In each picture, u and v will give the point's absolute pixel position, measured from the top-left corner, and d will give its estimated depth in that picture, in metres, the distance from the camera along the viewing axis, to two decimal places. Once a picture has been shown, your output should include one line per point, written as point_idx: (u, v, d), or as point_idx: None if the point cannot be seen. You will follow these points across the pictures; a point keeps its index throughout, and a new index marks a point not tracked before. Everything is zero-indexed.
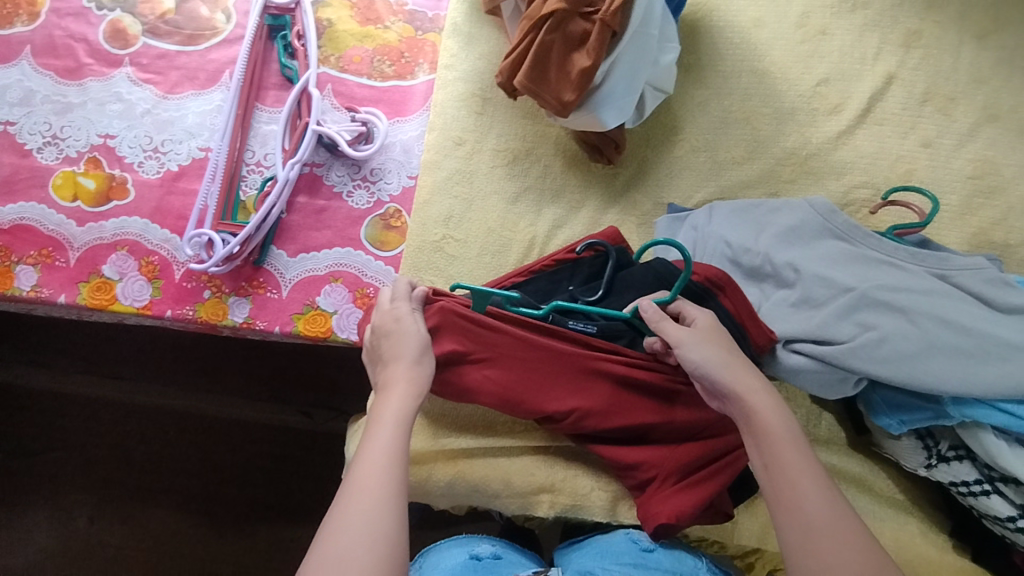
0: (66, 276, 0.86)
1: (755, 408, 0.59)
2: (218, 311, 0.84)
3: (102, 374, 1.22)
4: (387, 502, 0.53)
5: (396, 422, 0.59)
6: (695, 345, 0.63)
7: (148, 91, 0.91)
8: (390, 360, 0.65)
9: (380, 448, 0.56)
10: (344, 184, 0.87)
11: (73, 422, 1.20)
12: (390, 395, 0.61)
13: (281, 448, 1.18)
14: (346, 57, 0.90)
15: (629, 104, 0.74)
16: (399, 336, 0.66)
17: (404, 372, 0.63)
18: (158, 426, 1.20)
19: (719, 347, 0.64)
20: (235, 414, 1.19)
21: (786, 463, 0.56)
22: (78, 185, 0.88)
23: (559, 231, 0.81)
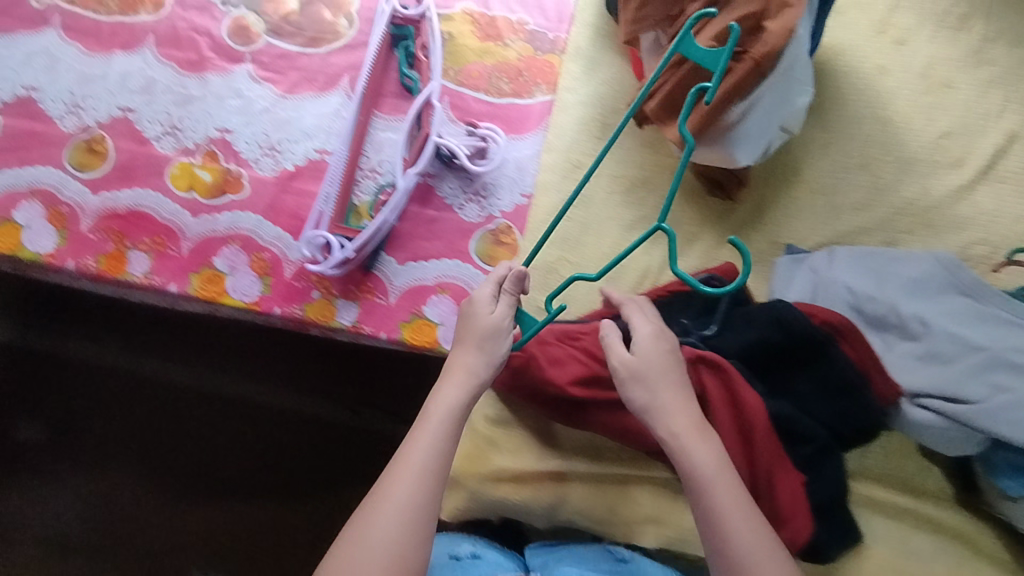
0: (178, 265, 0.88)
1: (688, 450, 0.63)
2: (326, 312, 0.86)
3: (152, 351, 1.19)
4: (417, 509, 0.59)
5: (448, 421, 0.64)
6: (643, 362, 0.67)
7: (267, 90, 0.92)
8: (464, 343, 0.69)
9: (418, 455, 0.61)
10: (456, 196, 0.88)
11: (119, 398, 1.18)
12: (451, 384, 0.66)
13: (319, 443, 1.15)
14: (465, 71, 0.91)
15: (761, 145, 0.74)
16: (473, 318, 0.69)
17: (476, 362, 0.68)
18: (201, 410, 1.17)
19: (671, 387, 0.66)
20: (278, 404, 1.17)
21: (715, 496, 0.60)
22: (195, 177, 0.90)
23: (672, 263, 0.82)
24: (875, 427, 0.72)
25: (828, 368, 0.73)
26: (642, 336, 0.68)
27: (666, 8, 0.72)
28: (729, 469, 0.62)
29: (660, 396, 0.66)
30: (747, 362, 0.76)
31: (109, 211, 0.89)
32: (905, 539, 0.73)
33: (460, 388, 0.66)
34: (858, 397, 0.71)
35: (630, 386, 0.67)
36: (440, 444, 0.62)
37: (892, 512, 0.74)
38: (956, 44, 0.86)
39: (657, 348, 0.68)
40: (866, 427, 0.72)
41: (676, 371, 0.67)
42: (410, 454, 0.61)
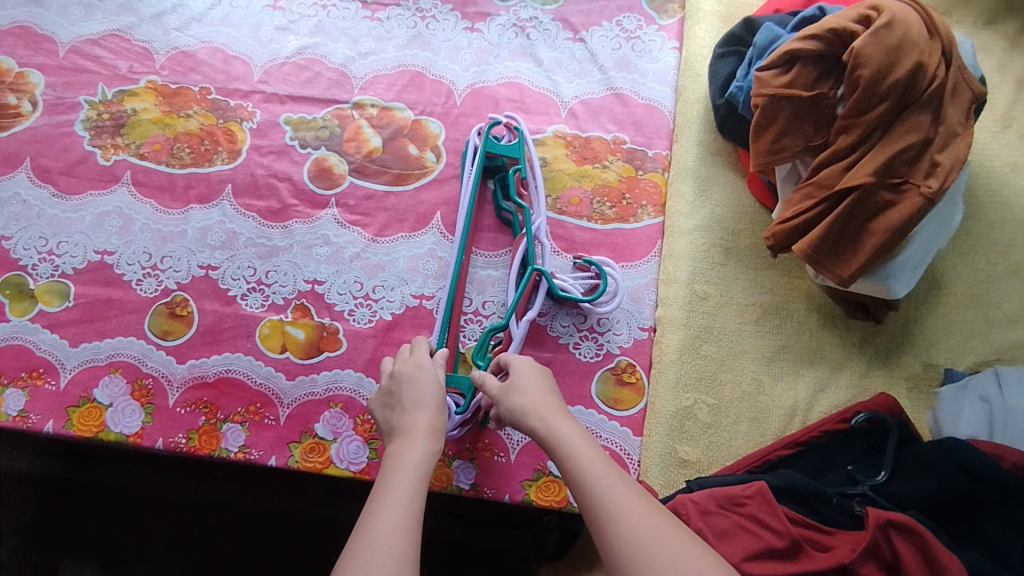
0: (275, 435, 0.81)
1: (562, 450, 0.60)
2: (441, 476, 0.78)
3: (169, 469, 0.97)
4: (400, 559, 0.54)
5: (418, 474, 0.61)
6: (521, 379, 0.67)
7: (355, 234, 0.87)
8: (412, 407, 0.68)
9: (396, 506, 0.57)
10: (569, 334, 0.82)
11: (124, 540, 0.94)
12: (412, 443, 0.64)
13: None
14: (564, 198, 0.86)
15: (919, 273, 0.69)
16: (415, 384, 0.70)
17: (426, 421, 0.66)
18: (222, 536, 0.94)
19: (536, 391, 0.66)
20: (324, 517, 0.95)
21: (605, 490, 0.57)
22: (287, 335, 0.84)
23: (820, 397, 0.75)
24: None
25: None
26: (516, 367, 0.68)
27: (807, 136, 0.68)
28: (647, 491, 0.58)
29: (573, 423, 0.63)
30: (929, 512, 0.67)
31: (197, 380, 0.83)
32: None
33: (421, 441, 0.64)
34: None
35: (507, 399, 0.66)
36: (408, 497, 0.59)
37: None
38: None
39: (538, 370, 0.69)
40: None
41: (550, 386, 0.67)
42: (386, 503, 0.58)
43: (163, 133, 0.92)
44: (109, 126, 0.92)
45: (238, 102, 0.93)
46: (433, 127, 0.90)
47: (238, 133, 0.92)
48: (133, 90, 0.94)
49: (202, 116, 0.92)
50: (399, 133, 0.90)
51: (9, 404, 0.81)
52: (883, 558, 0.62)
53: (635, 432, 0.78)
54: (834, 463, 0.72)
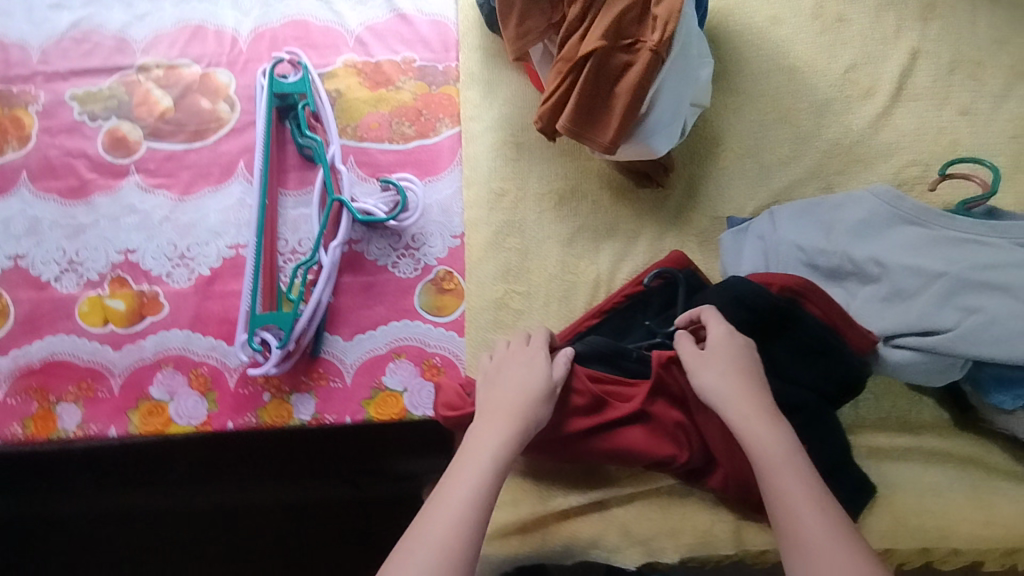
0: (112, 406, 0.81)
1: (747, 435, 0.59)
2: (283, 412, 0.80)
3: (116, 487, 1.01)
4: (455, 541, 0.53)
5: (492, 462, 0.59)
6: (700, 359, 0.65)
7: (161, 197, 0.86)
8: (504, 393, 0.66)
9: (460, 493, 0.56)
10: (386, 256, 0.84)
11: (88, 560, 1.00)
12: (491, 428, 0.62)
13: (299, 530, 1.01)
14: (362, 125, 0.87)
15: (677, 129, 0.72)
16: (523, 373, 0.67)
17: (514, 408, 0.64)
18: (165, 539, 1.00)
19: (728, 368, 0.64)
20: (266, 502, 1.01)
21: (792, 477, 0.56)
22: (107, 309, 0.83)
23: (622, 265, 0.79)
24: (859, 381, 0.68)
25: (798, 332, 0.70)
26: (732, 344, 0.66)
27: (547, 17, 0.70)
28: (799, 454, 0.58)
29: (708, 378, 0.64)
30: None
31: (24, 369, 0.82)
32: (918, 476, 0.73)
33: (500, 423, 0.62)
34: (836, 355, 0.68)
35: (698, 373, 0.65)
36: (482, 485, 0.57)
37: (898, 453, 0.74)
38: None
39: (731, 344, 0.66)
40: (852, 381, 0.68)
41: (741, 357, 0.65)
42: (450, 491, 0.56)
43: None
44: None
45: (19, 87, 0.90)
46: (221, 77, 0.89)
47: (24, 118, 0.89)
48: None
49: None
50: (189, 90, 0.89)
51: None
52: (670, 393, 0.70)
53: (460, 334, 0.81)
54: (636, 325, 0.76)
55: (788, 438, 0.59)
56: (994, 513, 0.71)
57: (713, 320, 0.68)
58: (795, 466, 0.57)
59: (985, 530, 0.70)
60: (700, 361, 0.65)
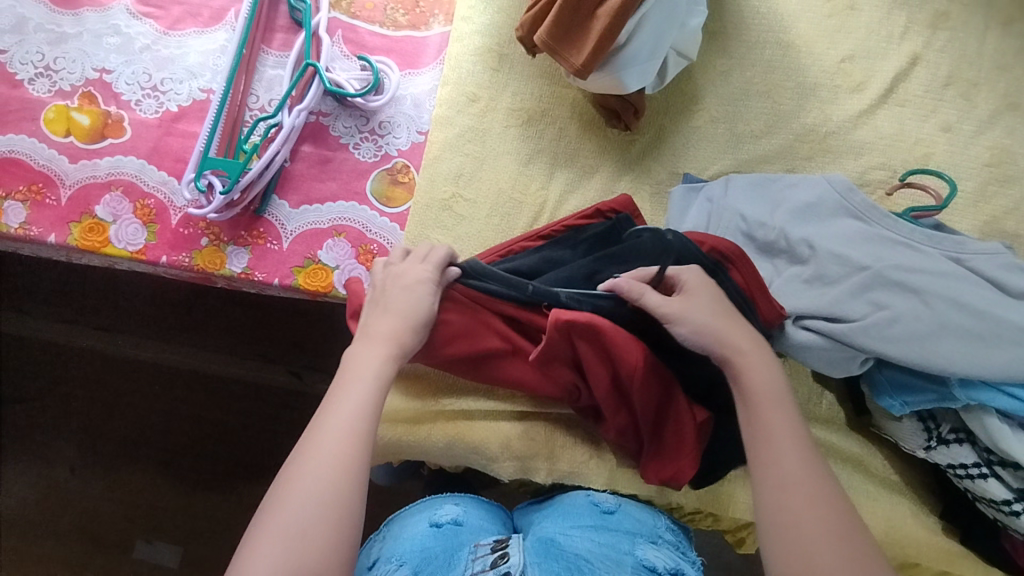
0: (56, 215, 0.83)
1: (745, 368, 0.59)
2: (216, 260, 0.82)
3: (104, 330, 1.18)
4: (348, 462, 0.53)
5: (378, 382, 0.58)
6: (680, 308, 0.62)
7: (147, 26, 0.87)
8: (387, 313, 0.64)
9: (346, 415, 0.55)
10: (350, 135, 0.85)
11: (65, 383, 1.17)
12: (373, 350, 0.60)
13: (239, 402, 1.16)
14: (358, 3, 0.87)
15: (652, 69, 0.72)
16: (406, 294, 0.65)
17: (395, 329, 0.62)
18: (129, 381, 1.17)
19: (716, 312, 0.62)
20: (222, 371, 1.17)
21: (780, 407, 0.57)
22: (71, 121, 0.85)
23: (570, 197, 0.79)
24: None
25: None
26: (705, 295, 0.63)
27: None
28: (787, 392, 0.58)
29: (698, 319, 0.61)
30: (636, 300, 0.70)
31: None
32: None
33: (379, 347, 0.61)
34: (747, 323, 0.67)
35: (678, 322, 0.62)
36: (367, 404, 0.57)
37: None
38: None
39: (704, 287, 0.64)
40: None
41: (721, 305, 0.63)
42: (336, 415, 0.55)
43: None
44: None
45: None
46: None
47: None
48: None
49: None
50: None
51: None
52: (564, 350, 0.69)
53: (402, 228, 0.82)
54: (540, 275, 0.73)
55: (781, 377, 0.59)
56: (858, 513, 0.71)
57: (686, 273, 0.65)
58: (780, 398, 0.58)
59: None
60: (685, 306, 0.62)
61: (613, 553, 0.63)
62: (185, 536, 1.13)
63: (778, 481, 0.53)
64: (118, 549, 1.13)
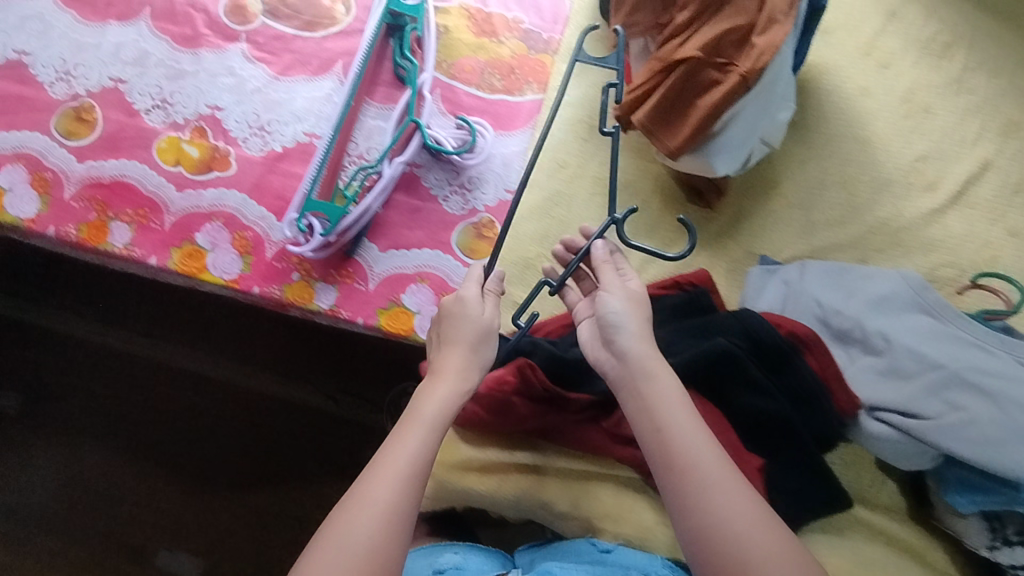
0: (158, 239, 0.88)
1: (641, 385, 0.61)
2: (305, 294, 0.86)
3: (157, 340, 1.22)
4: (395, 513, 0.57)
5: (426, 426, 0.62)
6: (632, 295, 0.65)
7: (260, 70, 0.92)
8: (449, 346, 0.67)
9: (398, 460, 0.59)
10: (440, 187, 0.89)
11: (122, 391, 1.21)
12: (438, 388, 0.64)
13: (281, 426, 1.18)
14: (457, 65, 0.92)
15: (742, 156, 0.76)
16: (465, 321, 0.67)
17: (457, 364, 0.66)
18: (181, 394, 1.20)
19: (639, 313, 0.64)
20: (268, 394, 1.19)
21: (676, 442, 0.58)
22: (182, 152, 0.90)
23: (648, 267, 0.84)
24: (835, 436, 0.73)
25: (794, 377, 0.73)
26: (630, 292, 0.65)
27: (655, 14, 0.73)
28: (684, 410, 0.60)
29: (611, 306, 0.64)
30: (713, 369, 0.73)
31: (93, 180, 0.89)
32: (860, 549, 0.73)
33: (447, 384, 0.64)
34: (820, 407, 0.72)
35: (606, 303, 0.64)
36: (422, 448, 0.61)
37: (846, 522, 0.75)
38: (938, 71, 0.88)
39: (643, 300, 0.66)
40: (825, 433, 0.73)
41: (644, 317, 0.65)
42: (388, 459, 0.59)
43: None
44: None
45: None
46: None
47: None
48: None
49: None
50: None
51: None
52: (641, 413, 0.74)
53: None
54: None
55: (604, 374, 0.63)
56: None
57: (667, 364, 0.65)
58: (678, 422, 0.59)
59: None
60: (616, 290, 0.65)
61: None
62: (220, 554, 1.14)
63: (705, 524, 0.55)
64: (153, 560, 1.14)
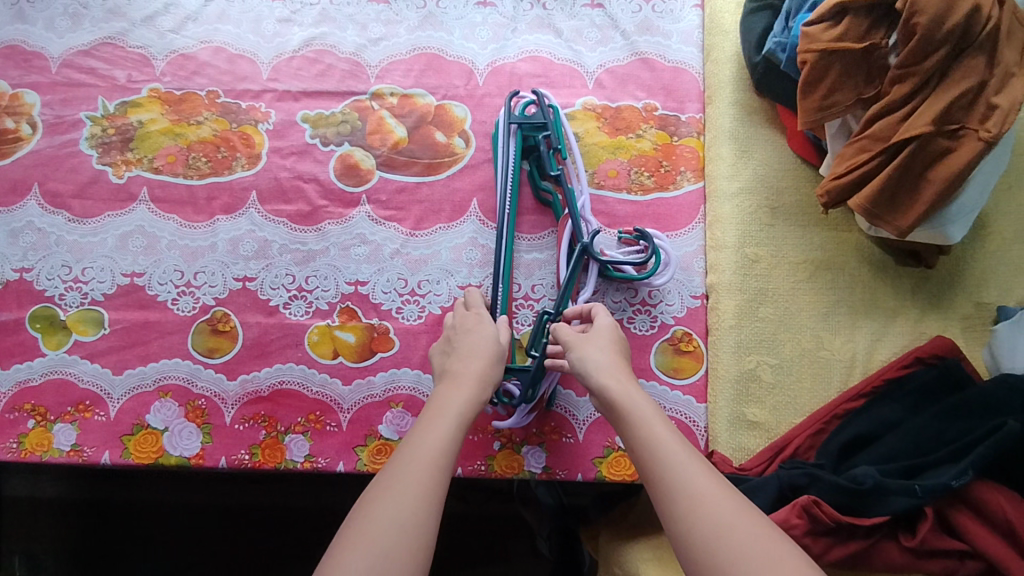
0: (340, 441, 0.80)
1: (636, 403, 0.64)
2: (513, 463, 0.79)
3: (255, 484, 1.07)
4: (426, 494, 0.57)
5: (456, 426, 0.64)
6: (580, 339, 0.70)
7: (392, 229, 0.85)
8: (462, 355, 0.71)
9: (427, 446, 0.61)
10: (621, 309, 0.81)
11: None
12: (454, 390, 0.67)
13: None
14: (601, 172, 0.85)
15: (974, 216, 0.70)
16: (477, 335, 0.73)
17: (476, 368, 0.69)
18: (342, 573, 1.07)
19: (607, 345, 0.70)
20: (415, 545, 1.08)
21: (667, 449, 0.59)
22: (336, 339, 0.82)
23: (878, 347, 0.76)
24: None
25: None
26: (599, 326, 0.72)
27: (858, 89, 0.68)
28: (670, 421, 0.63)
29: (594, 352, 0.69)
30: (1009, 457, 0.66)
31: (252, 395, 0.81)
32: None
33: (467, 389, 0.67)
34: None
35: (578, 348, 0.69)
36: (448, 439, 0.62)
37: None
38: None
39: (612, 329, 0.72)
40: None
41: (614, 342, 0.71)
42: (419, 446, 0.61)
43: (176, 144, 0.87)
44: (116, 141, 0.88)
45: (248, 103, 0.88)
46: (457, 111, 0.87)
47: (254, 136, 0.87)
48: (136, 100, 0.89)
49: (213, 122, 0.88)
50: (423, 121, 0.87)
51: (60, 440, 0.80)
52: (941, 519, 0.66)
53: (699, 400, 0.77)
54: (908, 473, 0.67)
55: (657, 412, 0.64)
56: None
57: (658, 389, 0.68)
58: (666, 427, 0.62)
59: None
60: (589, 339, 0.70)
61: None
62: None
63: (720, 524, 0.53)
64: None
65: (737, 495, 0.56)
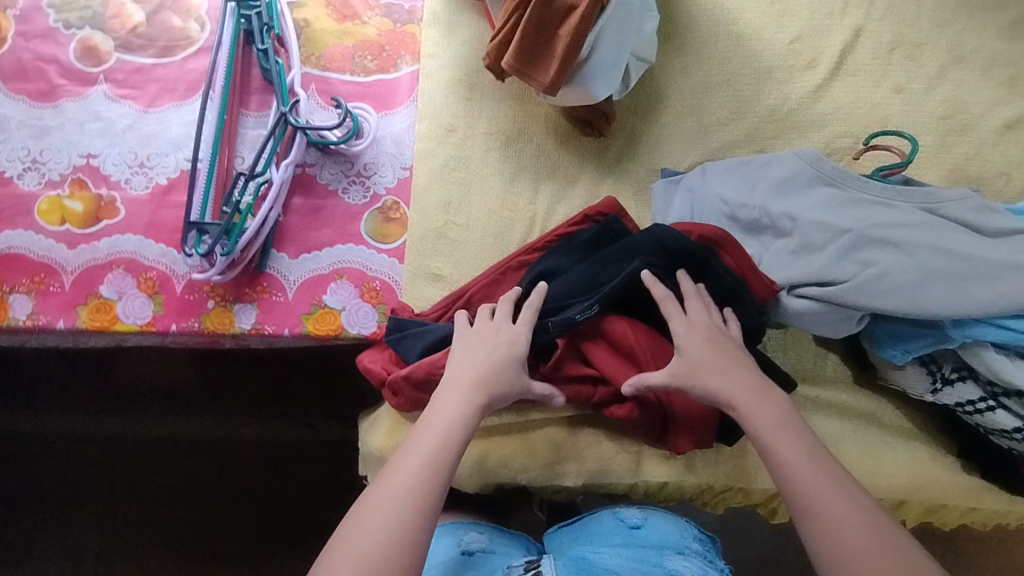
0: (62, 300, 0.84)
1: (743, 413, 0.64)
2: (225, 319, 0.83)
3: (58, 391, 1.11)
4: (421, 488, 0.59)
5: (456, 423, 0.64)
6: (689, 362, 0.67)
7: (127, 107, 0.89)
8: (477, 355, 0.69)
9: (425, 444, 0.62)
10: (337, 181, 0.86)
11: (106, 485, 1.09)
12: (457, 389, 0.66)
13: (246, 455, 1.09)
14: (326, 56, 0.89)
15: (617, 76, 0.75)
16: (501, 348, 0.69)
17: (475, 366, 0.68)
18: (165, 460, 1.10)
19: (715, 362, 0.67)
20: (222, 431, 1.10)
21: (797, 472, 0.60)
22: (65, 209, 0.87)
23: (557, 207, 0.83)
24: (758, 328, 0.73)
25: (712, 279, 0.72)
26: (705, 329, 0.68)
27: None
28: (794, 426, 0.63)
29: (702, 376, 0.66)
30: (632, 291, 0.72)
31: None
32: (816, 426, 0.76)
33: (468, 387, 0.66)
34: (741, 300, 0.72)
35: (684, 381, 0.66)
36: (446, 435, 0.63)
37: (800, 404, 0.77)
38: None
39: (700, 335, 0.68)
40: (754, 327, 0.73)
41: (723, 353, 0.67)
42: (421, 441, 0.62)
43: None
44: None
45: None
46: None
47: None
48: None
49: None
50: (162, 7, 0.92)
51: None
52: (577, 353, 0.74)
53: (402, 262, 0.84)
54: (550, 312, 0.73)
55: (780, 415, 0.64)
56: (881, 464, 0.74)
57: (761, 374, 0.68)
58: (792, 429, 0.63)
59: (872, 478, 0.74)
60: (687, 369, 0.66)
61: (643, 567, 0.67)
62: None
63: (851, 546, 0.56)
64: None
65: (860, 510, 0.58)
